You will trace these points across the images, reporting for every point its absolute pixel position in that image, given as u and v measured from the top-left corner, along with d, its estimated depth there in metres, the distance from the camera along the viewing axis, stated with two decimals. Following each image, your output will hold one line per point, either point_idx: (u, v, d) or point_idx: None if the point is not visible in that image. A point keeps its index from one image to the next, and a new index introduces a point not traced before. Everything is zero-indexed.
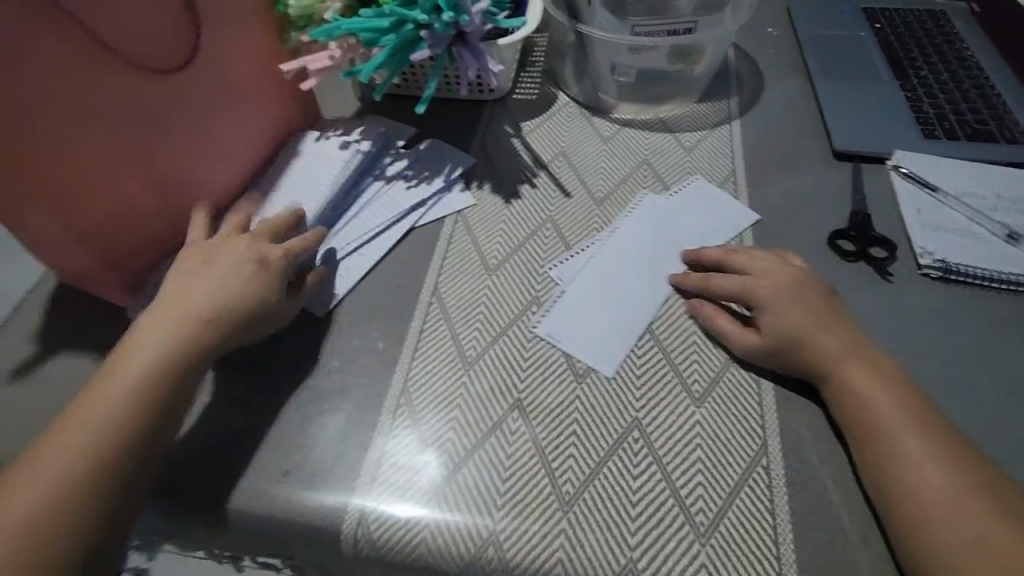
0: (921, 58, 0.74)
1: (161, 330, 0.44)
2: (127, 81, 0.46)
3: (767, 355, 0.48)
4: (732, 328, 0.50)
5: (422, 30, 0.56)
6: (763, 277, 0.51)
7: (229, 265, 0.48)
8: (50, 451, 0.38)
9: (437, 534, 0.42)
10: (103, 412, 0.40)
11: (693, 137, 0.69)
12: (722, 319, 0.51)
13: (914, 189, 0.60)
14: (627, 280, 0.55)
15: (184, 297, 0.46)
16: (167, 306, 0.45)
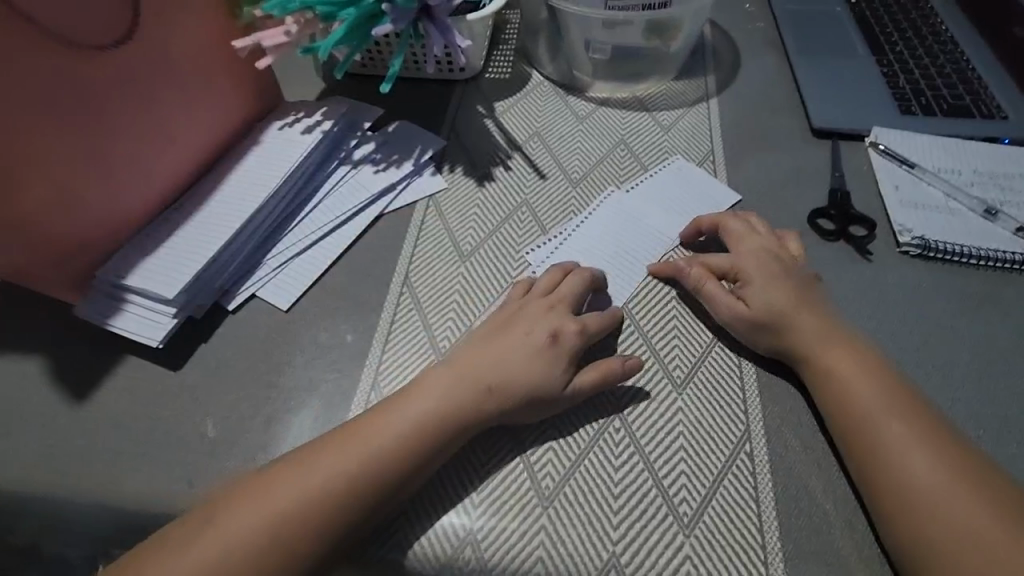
0: (897, 33, 0.73)
1: (431, 399, 0.41)
2: (52, 55, 0.42)
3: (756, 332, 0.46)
4: (720, 294, 0.48)
5: (384, 4, 0.52)
6: (742, 251, 0.50)
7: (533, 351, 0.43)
8: (224, 528, 0.35)
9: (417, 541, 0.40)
10: (290, 484, 0.37)
11: (670, 116, 0.67)
12: (711, 285, 0.49)
13: (892, 166, 0.59)
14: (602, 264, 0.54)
15: (501, 375, 0.42)
16: (450, 382, 0.42)
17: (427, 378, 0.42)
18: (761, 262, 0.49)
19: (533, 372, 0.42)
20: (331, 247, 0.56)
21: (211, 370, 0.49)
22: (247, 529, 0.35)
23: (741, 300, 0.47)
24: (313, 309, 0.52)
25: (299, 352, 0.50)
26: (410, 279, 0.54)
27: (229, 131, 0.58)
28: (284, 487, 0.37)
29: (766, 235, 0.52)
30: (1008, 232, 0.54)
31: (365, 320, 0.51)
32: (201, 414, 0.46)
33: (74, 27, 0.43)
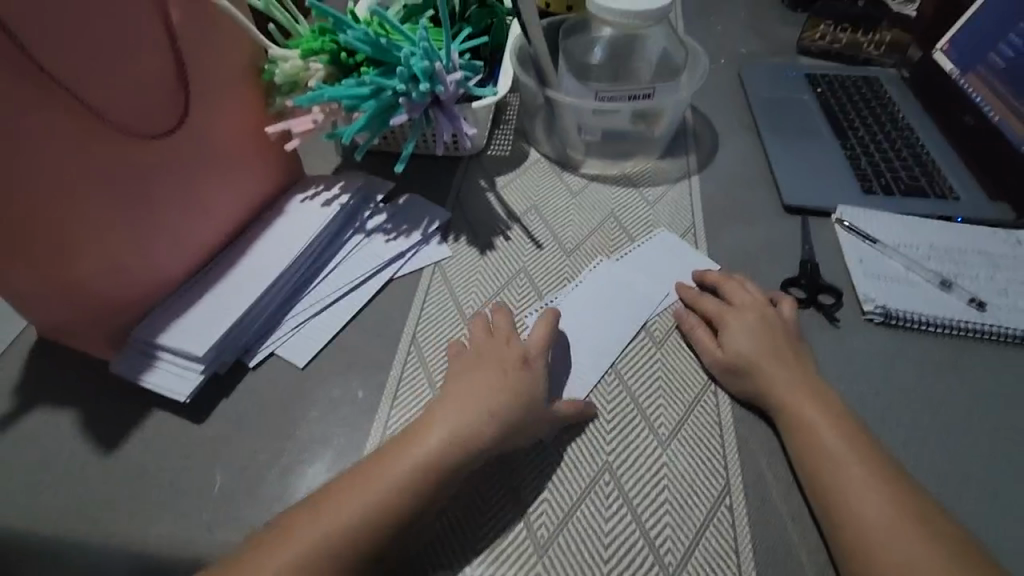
0: (859, 119, 0.81)
1: (420, 435, 0.45)
2: (115, 144, 0.48)
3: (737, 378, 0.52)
4: (702, 338, 0.55)
5: (401, 97, 0.59)
6: (740, 307, 0.56)
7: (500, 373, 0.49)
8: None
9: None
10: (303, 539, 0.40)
11: (655, 192, 0.73)
12: (699, 330, 0.56)
13: (856, 240, 0.65)
14: (590, 328, 0.58)
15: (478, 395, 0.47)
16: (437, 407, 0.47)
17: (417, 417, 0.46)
18: (736, 330, 0.53)
19: (515, 390, 0.48)
20: (344, 309, 0.61)
21: (233, 424, 0.52)
22: (317, 538, 0.40)
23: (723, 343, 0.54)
24: (327, 366, 0.57)
25: (313, 408, 0.54)
26: (417, 339, 0.58)
27: (257, 204, 0.65)
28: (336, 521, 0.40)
29: (759, 295, 0.57)
30: (963, 302, 0.60)
31: (375, 377, 0.56)
32: (222, 464, 0.50)
33: (133, 118, 0.49)
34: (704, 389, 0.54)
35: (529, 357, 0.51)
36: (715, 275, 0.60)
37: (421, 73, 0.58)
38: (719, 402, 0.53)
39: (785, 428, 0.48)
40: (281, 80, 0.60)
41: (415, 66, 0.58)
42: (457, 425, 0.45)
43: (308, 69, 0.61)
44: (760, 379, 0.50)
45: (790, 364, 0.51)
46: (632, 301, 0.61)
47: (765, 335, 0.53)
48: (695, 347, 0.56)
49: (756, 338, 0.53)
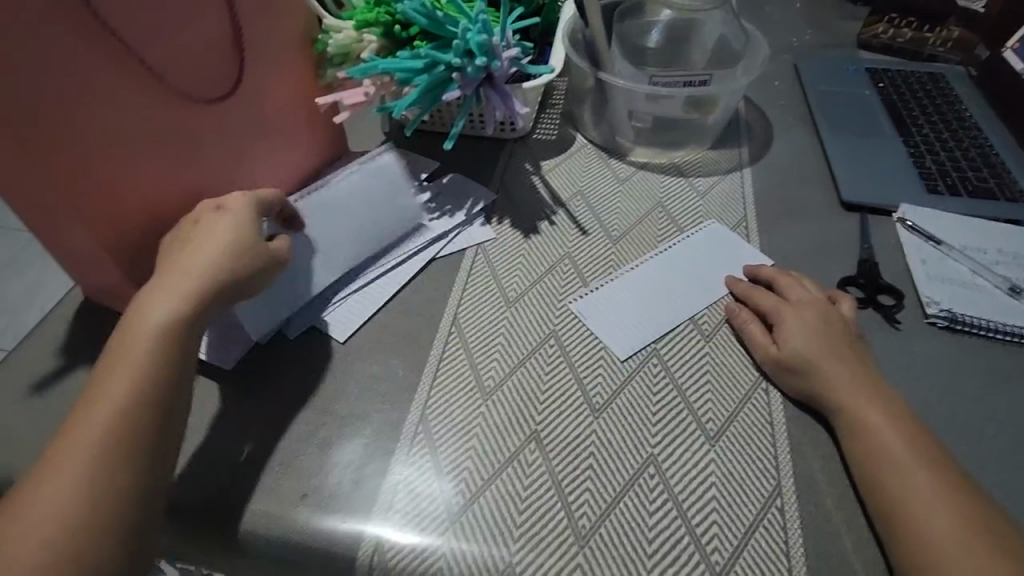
0: (923, 116, 0.77)
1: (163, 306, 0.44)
2: (172, 107, 0.48)
3: (791, 376, 0.50)
4: (756, 335, 0.54)
5: (455, 72, 0.58)
6: (794, 302, 0.54)
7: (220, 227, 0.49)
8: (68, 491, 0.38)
9: (339, 515, 0.45)
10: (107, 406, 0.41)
11: (705, 183, 0.71)
12: (752, 323, 0.55)
13: (919, 241, 0.62)
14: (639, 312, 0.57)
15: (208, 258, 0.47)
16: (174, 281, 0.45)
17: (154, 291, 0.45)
18: (794, 328, 0.52)
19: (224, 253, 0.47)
20: (385, 286, 0.60)
21: (269, 394, 0.52)
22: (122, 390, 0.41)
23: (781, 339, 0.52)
24: (366, 342, 0.56)
25: (349, 383, 0.53)
26: (458, 320, 0.57)
27: (300, 175, 0.64)
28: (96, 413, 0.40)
29: (818, 295, 0.55)
30: None
31: (413, 356, 0.55)
32: (251, 431, 0.49)
33: (191, 81, 0.49)
34: (754, 386, 0.52)
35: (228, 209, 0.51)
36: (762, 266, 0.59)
37: (477, 48, 0.57)
38: (771, 401, 0.51)
39: (843, 433, 0.46)
40: (335, 50, 0.60)
41: (471, 41, 0.57)
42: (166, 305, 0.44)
43: (362, 41, 0.60)
44: (816, 379, 0.48)
45: (844, 369, 0.48)
46: (679, 293, 0.59)
47: (822, 334, 0.51)
48: (746, 342, 0.54)
49: (813, 335, 0.51)
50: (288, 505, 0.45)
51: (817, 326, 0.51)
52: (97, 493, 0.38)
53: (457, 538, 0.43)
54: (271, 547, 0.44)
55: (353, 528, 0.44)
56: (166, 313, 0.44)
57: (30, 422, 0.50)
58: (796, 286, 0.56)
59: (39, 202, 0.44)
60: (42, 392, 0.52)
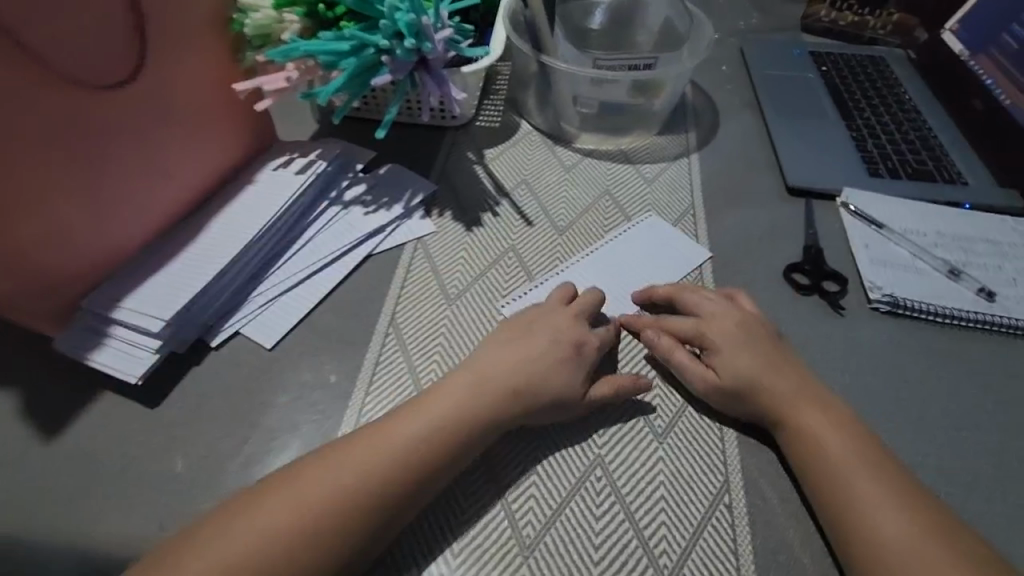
0: (864, 100, 0.77)
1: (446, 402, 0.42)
2: (61, 95, 0.43)
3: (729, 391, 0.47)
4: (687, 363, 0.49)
5: (384, 55, 0.54)
6: (708, 320, 0.50)
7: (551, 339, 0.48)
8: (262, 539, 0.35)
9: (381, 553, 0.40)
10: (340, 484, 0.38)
11: (652, 169, 0.70)
12: (678, 353, 0.49)
13: (862, 225, 0.62)
14: None
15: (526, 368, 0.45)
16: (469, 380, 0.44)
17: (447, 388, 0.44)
18: (726, 349, 0.48)
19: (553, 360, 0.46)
20: (319, 285, 0.56)
21: (191, 407, 0.48)
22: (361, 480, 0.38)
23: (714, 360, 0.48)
24: (300, 348, 0.52)
25: (283, 392, 0.49)
26: (397, 320, 0.54)
27: (223, 169, 0.59)
28: (368, 458, 0.39)
29: (718, 297, 0.52)
30: (971, 292, 0.57)
31: (350, 361, 0.51)
32: (176, 451, 0.46)
33: (80, 63, 0.44)
34: None
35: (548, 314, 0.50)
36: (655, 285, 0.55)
37: (407, 28, 0.53)
38: None
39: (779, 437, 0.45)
40: (252, 31, 0.55)
41: (399, 21, 0.52)
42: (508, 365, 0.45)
43: (282, 21, 0.56)
44: None
45: (787, 361, 0.47)
46: (618, 289, 0.57)
47: (744, 342, 0.48)
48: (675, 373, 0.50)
49: (750, 355, 0.47)
50: None
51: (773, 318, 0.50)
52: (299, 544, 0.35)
53: (406, 558, 0.40)
54: None
55: None
56: (476, 385, 0.44)
57: None
58: (705, 301, 0.51)
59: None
60: None
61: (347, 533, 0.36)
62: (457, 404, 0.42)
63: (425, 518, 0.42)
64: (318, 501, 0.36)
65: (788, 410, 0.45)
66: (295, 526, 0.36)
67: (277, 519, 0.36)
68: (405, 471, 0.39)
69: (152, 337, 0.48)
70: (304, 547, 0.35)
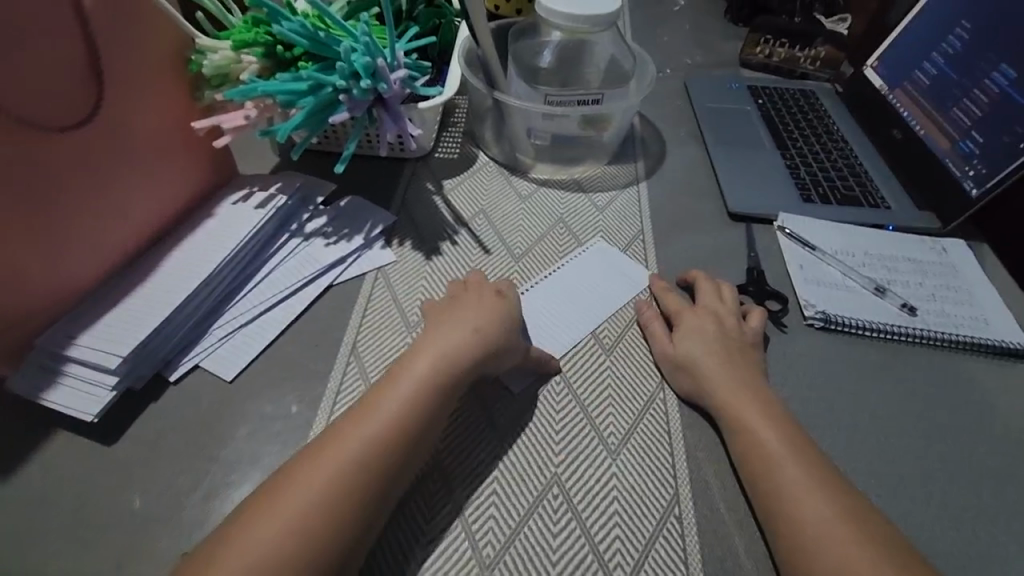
0: (797, 130, 0.83)
1: (402, 390, 0.45)
2: (18, 141, 0.44)
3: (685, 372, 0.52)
4: (661, 331, 0.56)
5: (341, 94, 0.56)
6: (699, 305, 0.57)
7: (485, 312, 0.52)
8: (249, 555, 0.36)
9: None
10: (301, 494, 0.39)
11: (604, 198, 0.73)
12: (656, 322, 0.57)
13: (796, 247, 0.67)
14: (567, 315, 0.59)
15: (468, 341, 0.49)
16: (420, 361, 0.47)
17: (394, 378, 0.46)
18: (693, 329, 0.55)
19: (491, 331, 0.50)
20: (281, 316, 0.57)
21: (150, 442, 0.48)
22: (317, 484, 0.39)
23: (676, 336, 0.55)
24: (261, 379, 0.53)
25: (242, 424, 0.50)
26: (357, 349, 0.55)
27: (183, 203, 0.60)
28: (348, 450, 0.41)
29: (732, 303, 0.58)
30: (895, 307, 0.62)
31: (311, 390, 0.52)
32: (134, 487, 0.45)
33: (40, 109, 0.45)
34: (653, 396, 0.53)
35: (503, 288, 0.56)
36: (701, 274, 0.61)
37: (363, 70, 0.55)
38: (668, 409, 0.52)
39: (729, 432, 0.48)
40: (211, 72, 0.56)
41: (355, 63, 0.55)
42: (476, 329, 0.50)
43: (241, 61, 0.57)
44: (708, 381, 0.51)
45: (728, 375, 0.51)
46: (597, 307, 0.60)
47: (713, 340, 0.53)
48: (650, 342, 0.57)
49: (709, 341, 0.53)
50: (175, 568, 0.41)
51: (720, 334, 0.54)
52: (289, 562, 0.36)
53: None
54: None
55: None
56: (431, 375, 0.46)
57: None
58: (711, 294, 0.58)
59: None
60: None
61: (368, 479, 0.40)
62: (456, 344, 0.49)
63: (389, 541, 0.43)
64: (338, 460, 0.40)
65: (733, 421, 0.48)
66: (323, 497, 0.39)
67: (274, 527, 0.37)
68: (406, 421, 0.43)
69: (108, 376, 0.48)
70: (321, 537, 0.38)
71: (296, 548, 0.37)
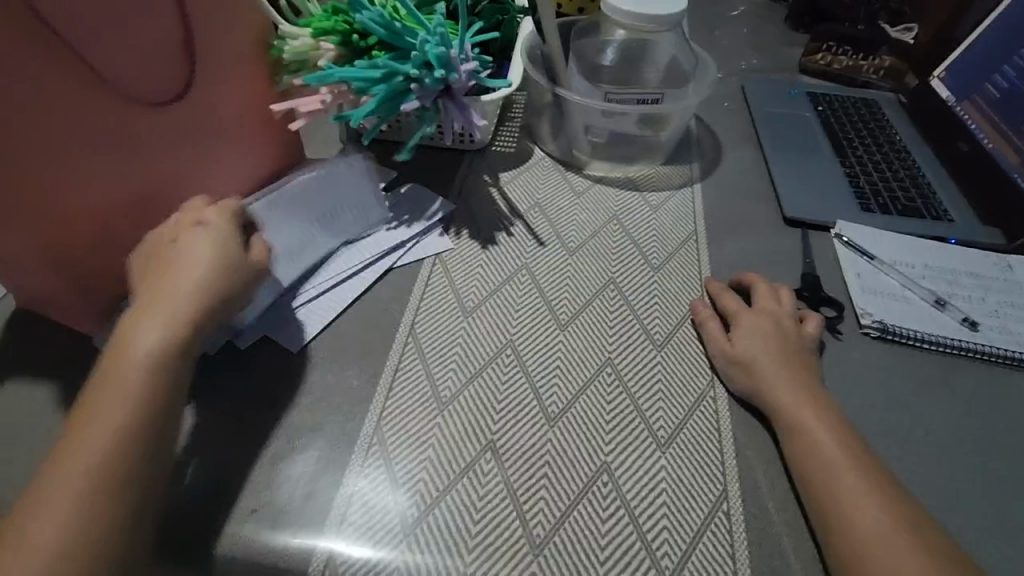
0: (858, 139, 0.82)
1: (159, 333, 0.43)
2: (121, 111, 0.47)
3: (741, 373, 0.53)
4: (717, 331, 0.57)
5: (413, 83, 0.57)
6: (756, 307, 0.58)
7: (201, 251, 0.48)
8: (65, 502, 0.37)
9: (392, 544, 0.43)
10: (97, 433, 0.39)
11: (658, 197, 0.74)
12: (712, 322, 0.57)
13: (854, 255, 0.66)
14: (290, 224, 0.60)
15: (183, 283, 0.46)
16: (159, 304, 0.45)
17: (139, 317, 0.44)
18: (749, 329, 0.55)
19: (223, 276, 0.48)
20: (342, 295, 0.59)
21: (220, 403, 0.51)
22: (109, 433, 0.39)
23: (733, 335, 0.56)
24: (323, 351, 0.55)
25: (304, 394, 0.52)
26: (415, 329, 0.57)
27: (255, 181, 0.63)
28: (118, 391, 0.41)
29: (787, 308, 0.58)
30: (956, 321, 0.61)
31: (371, 365, 0.54)
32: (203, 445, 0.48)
33: (143, 83, 0.48)
34: (703, 393, 0.54)
35: (203, 219, 0.51)
36: (758, 277, 0.61)
37: (436, 60, 0.56)
38: (718, 407, 0.53)
39: (784, 433, 0.49)
40: (290, 57, 0.58)
41: (429, 53, 0.56)
42: (195, 276, 0.47)
43: (319, 49, 0.59)
44: (763, 381, 0.51)
45: (783, 375, 0.51)
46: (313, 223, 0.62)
47: (770, 340, 0.54)
48: (705, 341, 0.57)
49: (766, 341, 0.54)
50: (238, 521, 0.44)
51: (778, 337, 0.54)
52: (96, 513, 0.37)
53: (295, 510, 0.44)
54: (222, 565, 0.43)
55: (304, 543, 0.43)
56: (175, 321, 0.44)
57: None
58: (770, 298, 0.58)
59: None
60: None
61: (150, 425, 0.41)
62: (188, 288, 0.46)
63: (440, 514, 0.45)
64: (120, 397, 0.41)
65: (792, 424, 0.48)
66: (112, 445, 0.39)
67: (98, 455, 0.39)
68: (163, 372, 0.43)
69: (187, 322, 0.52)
70: (115, 498, 0.38)
71: (71, 492, 0.37)
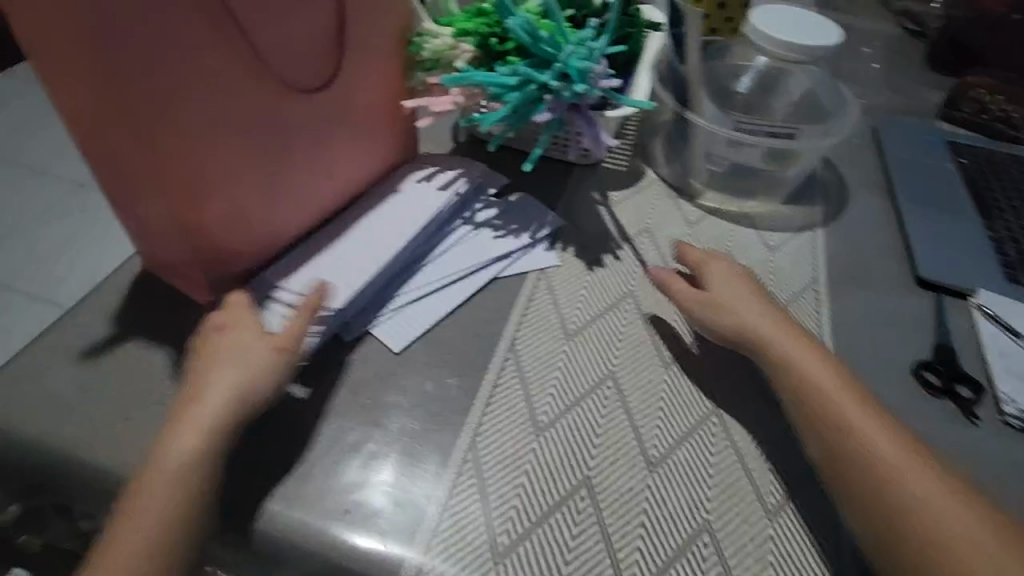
0: (1006, 201, 0.75)
1: (217, 408, 0.43)
2: (271, 95, 0.48)
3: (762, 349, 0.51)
4: (685, 290, 0.57)
5: (548, 93, 0.55)
6: (717, 262, 0.58)
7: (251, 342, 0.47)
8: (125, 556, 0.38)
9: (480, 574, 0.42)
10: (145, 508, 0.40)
11: (777, 238, 0.69)
12: (677, 284, 0.58)
13: (996, 331, 0.60)
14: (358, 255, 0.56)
15: (236, 363, 0.46)
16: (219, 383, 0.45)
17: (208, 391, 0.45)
18: (730, 289, 0.55)
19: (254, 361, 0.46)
20: (444, 301, 0.58)
21: (321, 395, 0.51)
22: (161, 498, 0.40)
23: (712, 286, 0.56)
24: (423, 356, 0.54)
25: (402, 396, 0.51)
26: (515, 346, 0.56)
27: (374, 176, 0.64)
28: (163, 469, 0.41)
29: (740, 271, 0.58)
30: None
31: (470, 378, 0.53)
32: (301, 435, 0.48)
33: (294, 71, 0.49)
34: None
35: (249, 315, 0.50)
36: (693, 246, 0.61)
37: (577, 73, 0.54)
38: None
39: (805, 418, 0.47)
40: (428, 55, 0.58)
41: (571, 65, 0.54)
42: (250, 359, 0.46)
43: (456, 49, 0.58)
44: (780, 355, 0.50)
45: (791, 338, 0.51)
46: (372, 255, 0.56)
47: (733, 292, 0.55)
48: (679, 301, 0.57)
49: (731, 292, 0.55)
50: (330, 520, 0.44)
51: (758, 292, 0.56)
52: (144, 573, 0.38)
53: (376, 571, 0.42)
54: (312, 562, 0.43)
55: (396, 555, 0.43)
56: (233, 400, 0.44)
57: (73, 392, 0.49)
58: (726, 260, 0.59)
59: (121, 156, 0.44)
60: (88, 360, 0.51)
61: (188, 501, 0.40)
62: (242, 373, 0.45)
63: (529, 549, 0.43)
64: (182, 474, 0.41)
65: (825, 400, 0.47)
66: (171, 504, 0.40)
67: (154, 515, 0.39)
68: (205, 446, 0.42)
69: (291, 283, 0.54)
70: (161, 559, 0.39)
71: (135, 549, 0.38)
